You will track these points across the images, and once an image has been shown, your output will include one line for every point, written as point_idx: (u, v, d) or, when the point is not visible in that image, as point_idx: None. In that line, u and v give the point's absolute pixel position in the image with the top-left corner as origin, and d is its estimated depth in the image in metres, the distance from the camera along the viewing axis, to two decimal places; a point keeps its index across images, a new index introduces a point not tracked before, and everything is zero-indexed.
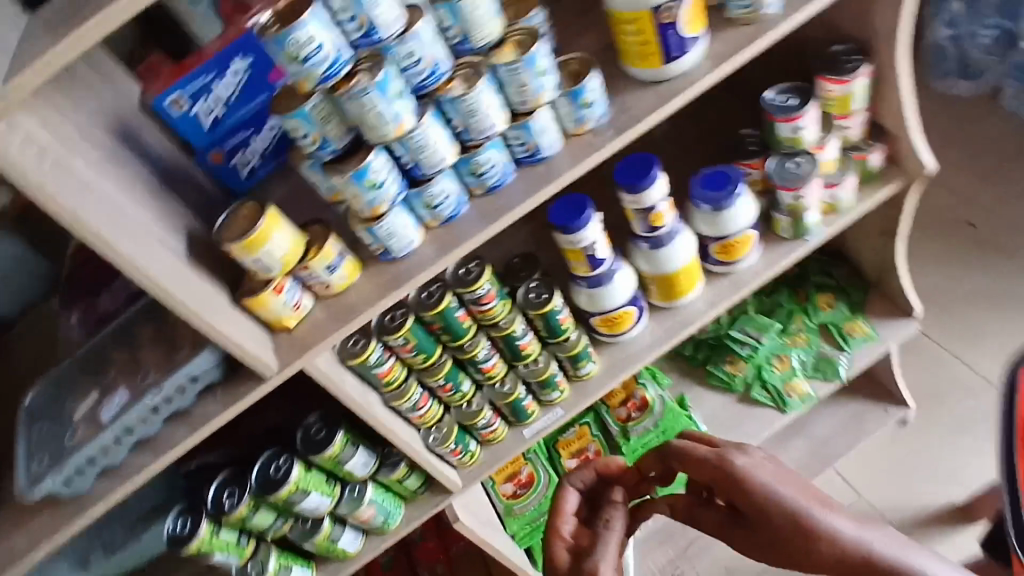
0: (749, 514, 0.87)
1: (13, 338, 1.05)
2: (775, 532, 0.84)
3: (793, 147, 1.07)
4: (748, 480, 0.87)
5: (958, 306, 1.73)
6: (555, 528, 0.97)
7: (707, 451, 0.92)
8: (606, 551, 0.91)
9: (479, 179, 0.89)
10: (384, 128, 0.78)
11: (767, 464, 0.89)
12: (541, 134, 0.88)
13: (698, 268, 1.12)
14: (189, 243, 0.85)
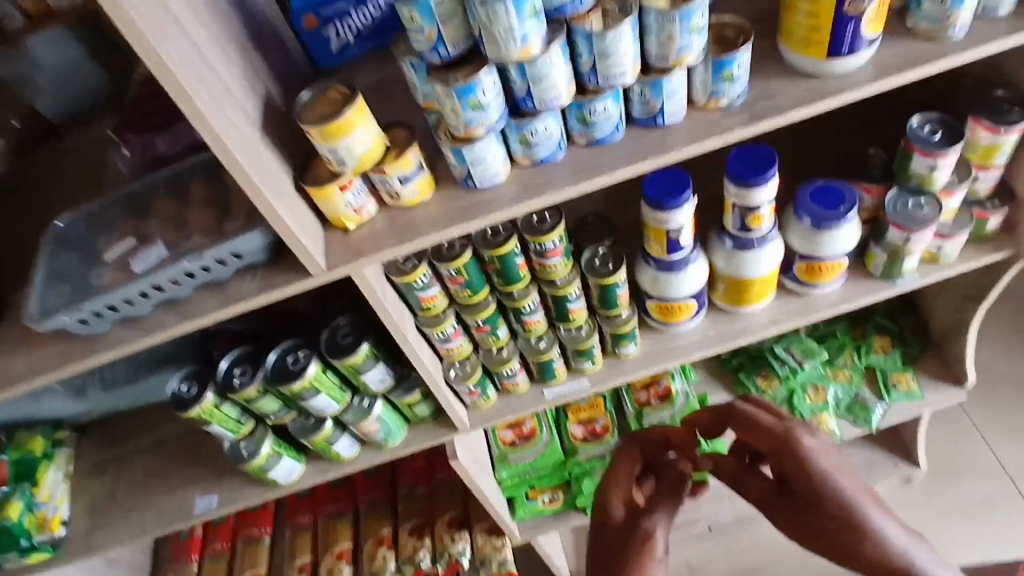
0: (801, 494, 0.92)
1: (59, 151, 1.01)
2: (825, 517, 0.90)
3: (920, 186, 0.96)
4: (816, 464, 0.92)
5: (1004, 385, 1.66)
6: (611, 484, 1.04)
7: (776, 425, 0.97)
8: (658, 516, 0.99)
9: (587, 128, 0.82)
10: (507, 47, 0.69)
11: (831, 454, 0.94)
12: (668, 97, 0.79)
13: (774, 280, 1.05)
14: (264, 110, 0.78)
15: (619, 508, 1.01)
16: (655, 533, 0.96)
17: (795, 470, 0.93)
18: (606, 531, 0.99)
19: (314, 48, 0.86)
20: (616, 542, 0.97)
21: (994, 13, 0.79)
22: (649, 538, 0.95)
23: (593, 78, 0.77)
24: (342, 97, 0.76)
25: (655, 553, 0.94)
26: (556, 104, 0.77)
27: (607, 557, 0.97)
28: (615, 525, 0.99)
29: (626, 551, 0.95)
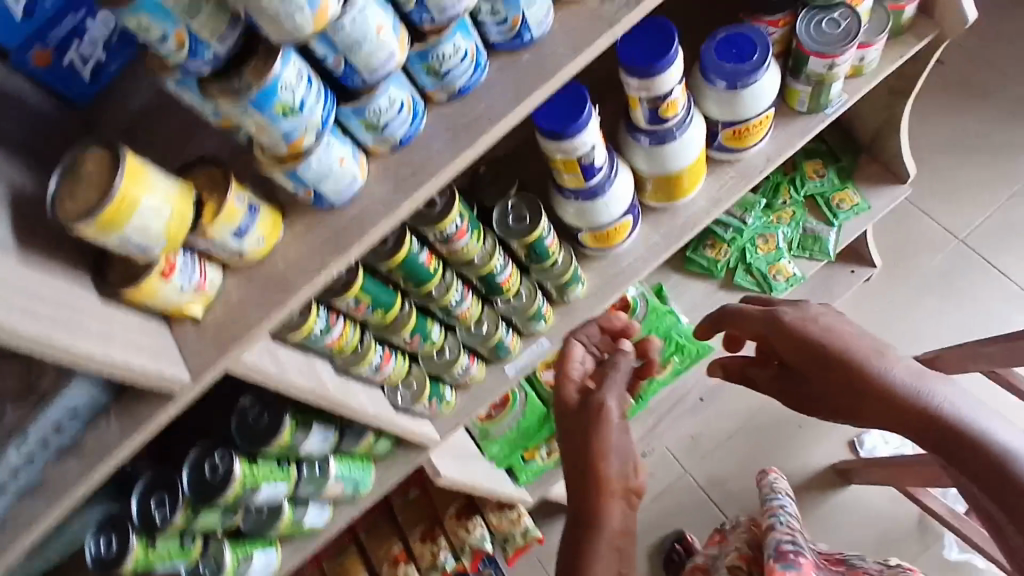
0: (801, 367, 0.85)
1: None
2: (830, 380, 0.82)
3: (830, 0, 0.87)
4: (802, 335, 0.84)
5: (929, 155, 1.63)
6: (559, 367, 0.90)
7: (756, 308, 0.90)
8: (611, 380, 0.85)
9: (443, 81, 0.62)
10: (295, 21, 0.49)
11: (821, 314, 0.85)
12: (529, 6, 0.61)
13: (704, 162, 0.93)
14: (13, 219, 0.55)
15: (571, 387, 0.86)
16: (609, 400, 0.82)
17: (789, 349, 0.86)
18: (561, 418, 0.85)
19: (59, 85, 0.63)
20: (570, 428, 0.83)
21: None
22: (603, 406, 0.82)
23: (428, 15, 0.57)
24: (107, 159, 0.54)
25: (612, 417, 0.81)
26: (392, 66, 0.57)
27: (565, 449, 0.83)
28: (567, 406, 0.85)
29: (582, 431, 0.81)
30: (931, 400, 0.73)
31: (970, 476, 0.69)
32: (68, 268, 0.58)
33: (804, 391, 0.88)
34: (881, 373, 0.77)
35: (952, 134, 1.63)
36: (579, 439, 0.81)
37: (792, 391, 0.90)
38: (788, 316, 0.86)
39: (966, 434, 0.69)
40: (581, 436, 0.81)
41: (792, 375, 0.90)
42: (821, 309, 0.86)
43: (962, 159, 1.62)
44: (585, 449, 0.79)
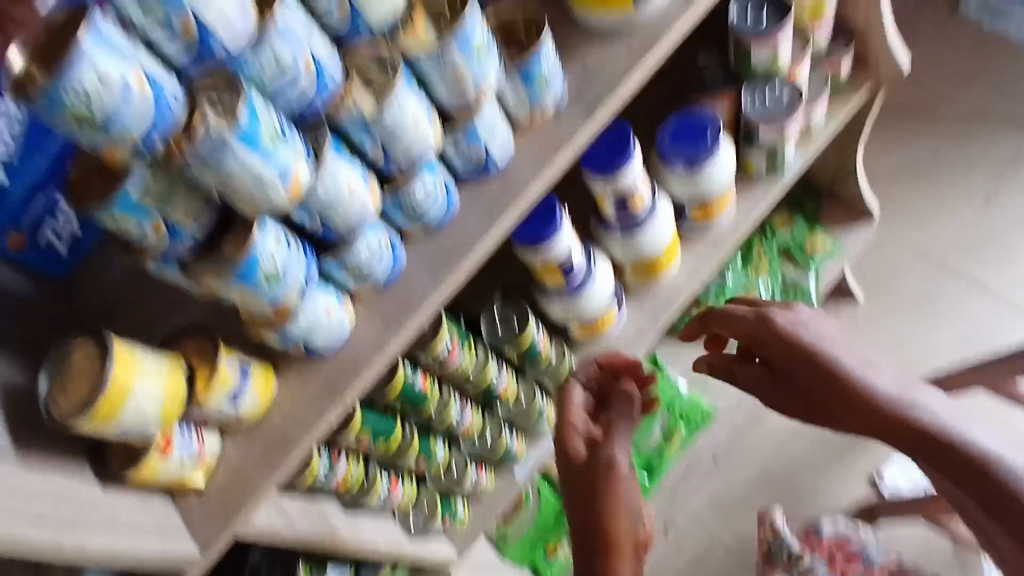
0: (786, 370, 0.79)
1: None
2: (825, 388, 0.75)
3: (769, 75, 0.91)
4: (802, 351, 0.77)
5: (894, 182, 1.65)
6: (564, 406, 0.80)
7: (725, 312, 0.83)
8: (618, 433, 0.77)
9: (417, 218, 0.64)
10: (270, 196, 0.51)
11: (811, 323, 0.79)
12: (489, 137, 0.63)
13: (677, 241, 0.95)
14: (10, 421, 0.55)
15: (576, 432, 0.77)
16: (619, 454, 0.75)
17: (782, 357, 0.79)
18: (562, 480, 0.77)
19: (37, 263, 0.63)
20: (577, 480, 0.75)
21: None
22: (615, 463, 0.75)
23: (393, 164, 0.60)
24: (95, 354, 0.54)
25: (622, 475, 0.74)
26: (367, 216, 0.59)
27: (570, 499, 0.75)
28: (568, 452, 0.77)
29: (588, 492, 0.73)
30: (934, 420, 0.70)
31: (972, 496, 0.67)
32: (65, 461, 0.57)
33: (788, 372, 0.79)
34: (881, 395, 0.73)
35: (911, 158, 1.66)
36: (586, 493, 0.73)
37: (801, 394, 0.79)
38: (785, 324, 0.79)
39: (973, 458, 0.67)
40: (587, 496, 0.73)
41: (784, 373, 0.81)
42: (812, 319, 0.80)
43: (926, 182, 1.65)
44: (592, 506, 0.72)
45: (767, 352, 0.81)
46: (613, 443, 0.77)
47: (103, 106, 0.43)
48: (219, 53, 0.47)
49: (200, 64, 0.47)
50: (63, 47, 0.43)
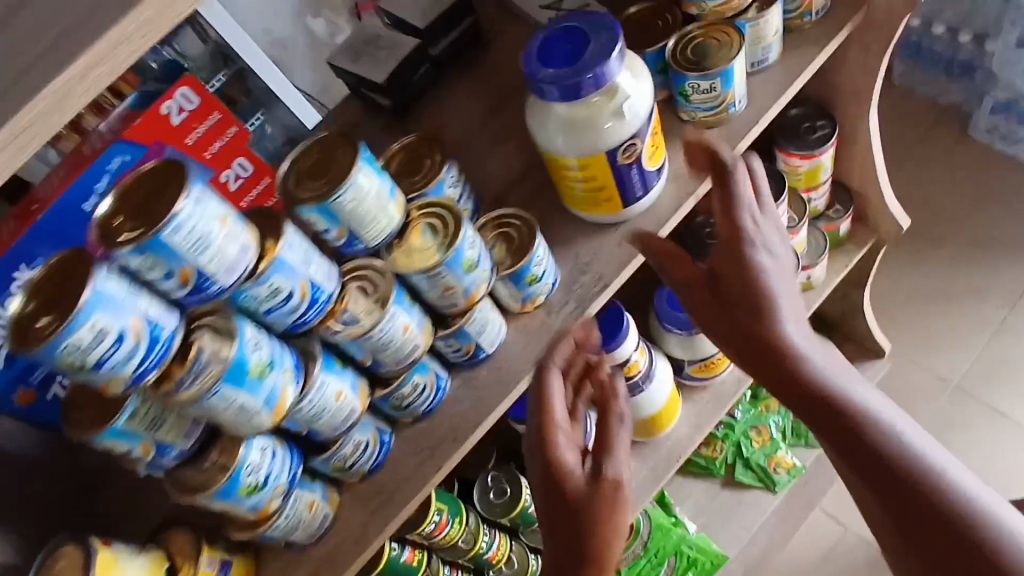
0: (738, 311, 0.60)
1: None
2: (764, 350, 0.59)
3: None
4: (765, 293, 0.59)
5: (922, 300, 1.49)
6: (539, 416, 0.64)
7: (739, 167, 0.62)
8: (618, 428, 0.64)
9: (406, 410, 0.66)
10: (255, 421, 0.53)
11: (784, 258, 0.60)
12: (479, 333, 0.65)
13: (676, 396, 0.99)
14: None
15: (563, 444, 0.63)
16: (618, 452, 0.63)
17: (715, 302, 0.61)
18: (554, 496, 0.61)
19: (46, 422, 0.65)
20: (558, 502, 0.61)
21: (766, 64, 0.73)
22: (611, 464, 0.62)
23: (382, 366, 0.62)
24: (78, 556, 0.54)
25: (622, 476, 0.62)
26: (354, 418, 0.61)
27: (547, 519, 0.62)
28: (549, 460, 0.62)
29: (576, 506, 0.60)
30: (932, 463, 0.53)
31: None
32: None
33: (715, 288, 0.61)
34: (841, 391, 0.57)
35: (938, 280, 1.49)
36: (573, 513, 0.60)
37: (723, 320, 0.61)
38: (758, 251, 0.60)
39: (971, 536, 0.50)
40: (575, 505, 0.60)
41: (724, 299, 0.60)
42: (782, 251, 0.61)
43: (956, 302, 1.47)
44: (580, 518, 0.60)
45: (711, 291, 0.61)
46: (609, 432, 0.63)
47: (96, 355, 0.45)
48: (214, 292, 0.50)
49: (194, 300, 0.50)
50: (65, 295, 0.46)
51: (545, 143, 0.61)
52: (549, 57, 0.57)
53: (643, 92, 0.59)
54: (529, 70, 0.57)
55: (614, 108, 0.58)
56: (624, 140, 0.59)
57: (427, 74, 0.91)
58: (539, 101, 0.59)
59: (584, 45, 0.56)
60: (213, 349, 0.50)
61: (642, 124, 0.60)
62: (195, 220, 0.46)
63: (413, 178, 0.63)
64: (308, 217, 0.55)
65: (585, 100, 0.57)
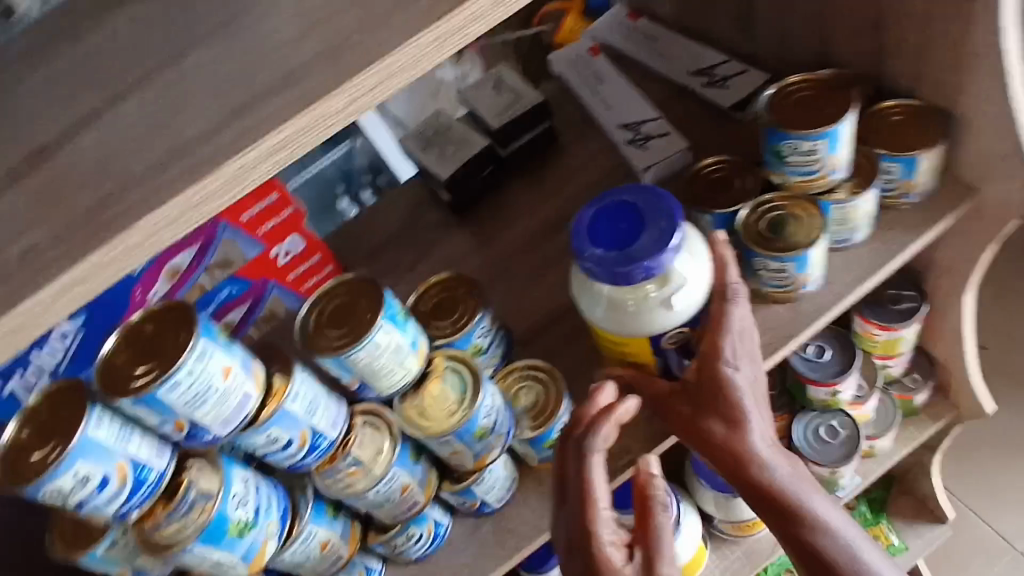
0: (709, 434, 0.55)
1: None
2: (736, 471, 0.55)
3: (827, 408, 0.85)
4: (745, 415, 0.55)
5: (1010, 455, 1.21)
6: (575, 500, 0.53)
7: (737, 289, 0.55)
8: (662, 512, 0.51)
9: (398, 555, 0.61)
10: (233, 570, 0.50)
11: (759, 373, 0.56)
12: (486, 491, 0.60)
13: (704, 552, 0.91)
14: None
15: (604, 529, 0.52)
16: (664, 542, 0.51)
17: (687, 424, 0.56)
18: None
19: None
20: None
21: (850, 243, 0.67)
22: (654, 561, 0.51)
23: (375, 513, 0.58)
24: None
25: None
26: (338, 565, 0.57)
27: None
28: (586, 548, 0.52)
29: None
30: None
31: None
32: None
33: (691, 408, 0.56)
34: (812, 515, 0.54)
35: None
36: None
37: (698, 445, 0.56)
38: (732, 369, 0.55)
39: None
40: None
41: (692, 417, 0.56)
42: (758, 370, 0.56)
43: None
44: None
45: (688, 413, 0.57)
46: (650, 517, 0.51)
47: (76, 498, 0.45)
48: (207, 439, 0.49)
49: (188, 444, 0.49)
50: (60, 429, 0.45)
51: (589, 316, 0.57)
52: (601, 237, 0.52)
53: (700, 280, 0.54)
54: (578, 247, 0.53)
55: (663, 298, 0.53)
56: (671, 328, 0.55)
57: (491, 176, 0.89)
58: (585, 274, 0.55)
59: (641, 230, 0.52)
60: (197, 497, 0.49)
61: (692, 315, 0.55)
62: (195, 376, 0.46)
63: (441, 321, 0.61)
64: (323, 364, 0.53)
65: (633, 286, 0.53)
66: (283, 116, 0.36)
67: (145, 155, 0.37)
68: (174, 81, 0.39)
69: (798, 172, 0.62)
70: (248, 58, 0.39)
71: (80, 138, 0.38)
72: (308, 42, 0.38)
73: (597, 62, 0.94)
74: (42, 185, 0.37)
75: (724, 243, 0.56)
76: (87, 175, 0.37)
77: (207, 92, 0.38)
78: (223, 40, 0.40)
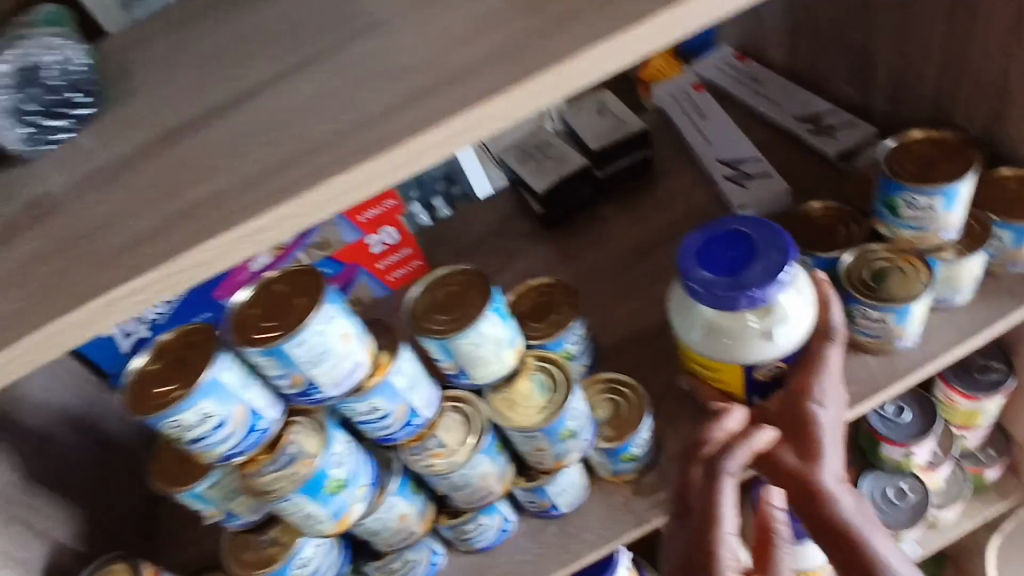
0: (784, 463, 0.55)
1: None
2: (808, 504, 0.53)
3: (897, 469, 0.84)
4: (821, 453, 0.54)
5: None
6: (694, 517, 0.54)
7: (838, 331, 0.57)
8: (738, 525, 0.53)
9: (464, 541, 0.63)
10: (320, 526, 0.53)
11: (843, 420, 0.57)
12: (558, 493, 0.62)
13: None
14: None
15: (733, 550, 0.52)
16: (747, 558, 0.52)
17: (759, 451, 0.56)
18: None
19: None
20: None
21: (949, 303, 0.67)
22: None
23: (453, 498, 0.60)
24: None
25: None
26: (410, 540, 0.60)
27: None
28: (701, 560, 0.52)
29: None
30: None
31: None
32: None
33: None
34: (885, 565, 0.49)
35: None
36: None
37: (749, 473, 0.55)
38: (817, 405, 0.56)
39: None
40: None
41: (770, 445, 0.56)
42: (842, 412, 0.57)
43: None
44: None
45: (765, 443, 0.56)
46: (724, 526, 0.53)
47: (194, 433, 0.47)
48: (316, 398, 0.51)
49: (298, 399, 0.51)
50: (188, 368, 0.49)
51: (683, 335, 0.58)
52: (710, 262, 0.54)
53: (801, 316, 0.55)
54: (686, 268, 0.54)
55: (763, 329, 0.54)
56: (766, 359, 0.56)
57: (583, 194, 0.91)
58: (686, 295, 0.57)
59: (751, 260, 0.53)
60: (302, 448, 0.52)
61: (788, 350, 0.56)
62: (318, 337, 0.48)
63: (535, 322, 0.63)
64: (426, 345, 0.55)
65: (735, 313, 0.54)
66: (444, 109, 0.39)
67: (315, 131, 0.41)
68: (351, 68, 0.44)
69: (908, 226, 0.62)
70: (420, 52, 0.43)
71: (263, 110, 0.43)
72: (473, 42, 0.42)
73: (700, 97, 0.96)
74: (228, 148, 0.43)
75: (826, 286, 0.59)
76: (267, 140, 0.42)
77: (379, 77, 0.42)
78: (397, 35, 0.44)
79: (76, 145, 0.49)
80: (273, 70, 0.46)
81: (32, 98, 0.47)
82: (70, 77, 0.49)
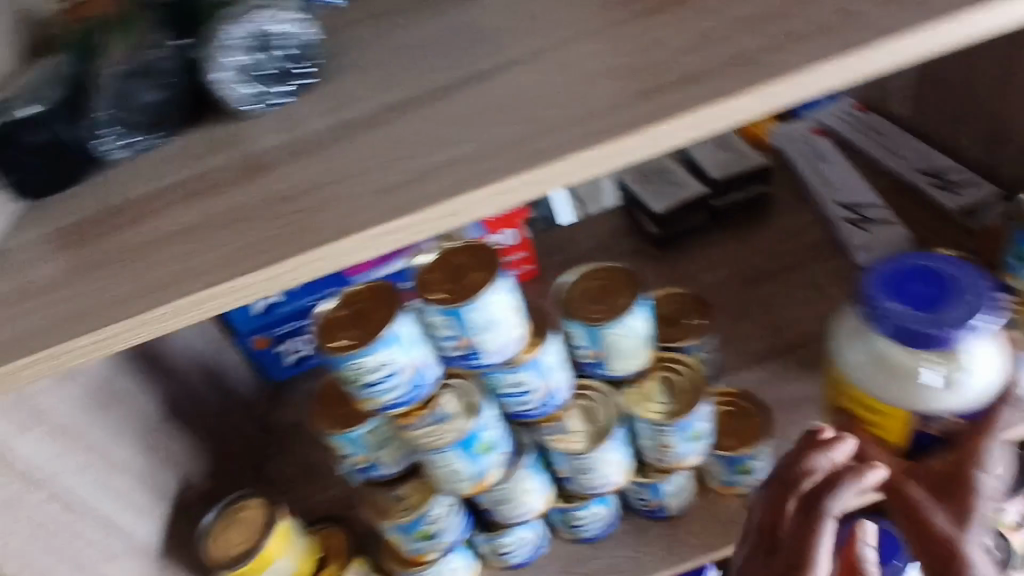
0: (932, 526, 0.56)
1: None
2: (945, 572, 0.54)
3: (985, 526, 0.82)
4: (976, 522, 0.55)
5: None
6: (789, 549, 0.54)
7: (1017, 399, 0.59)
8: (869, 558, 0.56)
9: (573, 529, 0.67)
10: (459, 484, 0.57)
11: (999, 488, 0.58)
12: (670, 495, 0.65)
13: None
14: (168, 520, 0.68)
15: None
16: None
17: (912, 507, 0.57)
18: None
19: (264, 365, 0.94)
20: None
21: None
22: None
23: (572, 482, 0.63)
24: (260, 513, 0.63)
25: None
26: (527, 516, 0.62)
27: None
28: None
29: None
30: None
31: None
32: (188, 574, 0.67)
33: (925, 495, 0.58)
34: None
35: None
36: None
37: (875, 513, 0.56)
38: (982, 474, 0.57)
39: None
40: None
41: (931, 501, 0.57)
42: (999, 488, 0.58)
43: None
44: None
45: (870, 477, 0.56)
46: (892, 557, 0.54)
47: (369, 378, 0.51)
48: (476, 363, 0.55)
49: (459, 362, 0.55)
50: (369, 319, 0.53)
51: (853, 369, 0.60)
52: (901, 293, 0.55)
53: (984, 372, 0.56)
54: (874, 295, 0.55)
55: (946, 374, 0.56)
56: (938, 407, 0.57)
57: (700, 223, 0.94)
58: (865, 324, 0.58)
59: (945, 299, 0.54)
60: (455, 408, 0.56)
61: (963, 404, 0.57)
62: (492, 305, 0.52)
63: (670, 329, 0.66)
64: (572, 332, 0.59)
65: (918, 353, 0.55)
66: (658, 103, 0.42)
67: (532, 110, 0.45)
68: (563, 60, 0.47)
69: None
70: (638, 57, 0.45)
71: (476, 88, 0.48)
72: (690, 46, 0.45)
73: (819, 141, 0.99)
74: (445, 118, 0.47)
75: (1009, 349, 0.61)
76: (484, 118, 0.46)
77: (598, 76, 0.45)
78: (606, 35, 0.48)
79: (294, 109, 0.54)
80: (489, 62, 0.50)
81: (265, 63, 0.53)
82: (299, 48, 0.54)
